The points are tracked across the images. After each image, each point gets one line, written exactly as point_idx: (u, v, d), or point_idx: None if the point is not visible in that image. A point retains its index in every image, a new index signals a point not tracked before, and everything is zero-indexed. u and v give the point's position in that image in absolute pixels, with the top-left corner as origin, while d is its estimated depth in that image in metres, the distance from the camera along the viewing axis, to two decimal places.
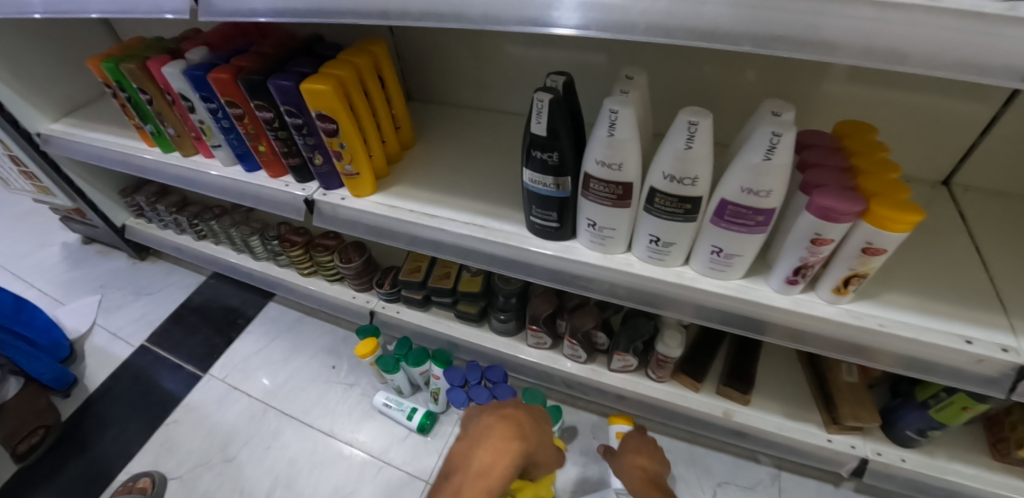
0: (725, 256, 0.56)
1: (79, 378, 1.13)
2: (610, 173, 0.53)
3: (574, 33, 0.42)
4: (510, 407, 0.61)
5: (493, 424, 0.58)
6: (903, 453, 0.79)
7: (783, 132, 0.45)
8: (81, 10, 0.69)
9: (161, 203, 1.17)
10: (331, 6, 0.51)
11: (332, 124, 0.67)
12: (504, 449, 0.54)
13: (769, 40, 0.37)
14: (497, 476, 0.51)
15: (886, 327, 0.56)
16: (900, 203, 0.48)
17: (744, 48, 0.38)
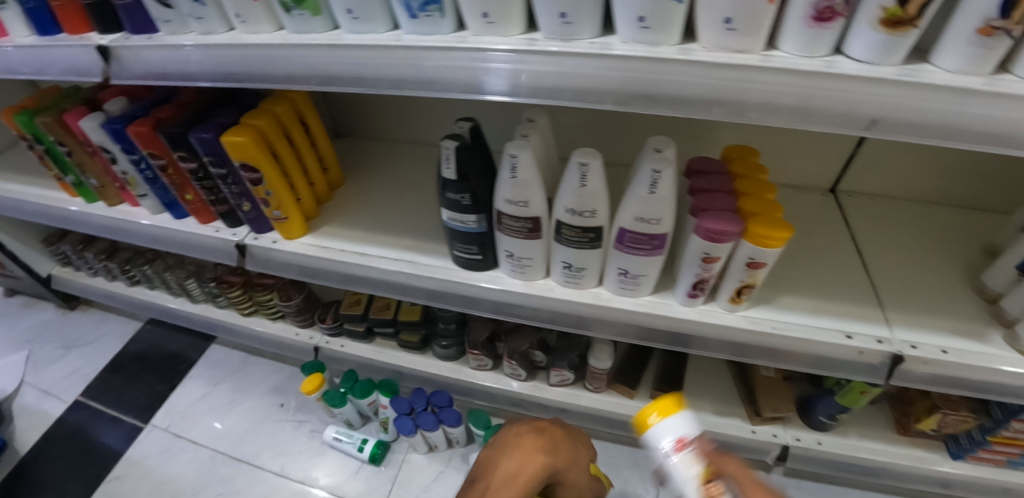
0: (632, 276, 0.61)
1: (7, 442, 1.06)
2: (518, 210, 0.57)
3: (463, 92, 0.46)
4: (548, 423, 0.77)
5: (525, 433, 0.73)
6: (819, 437, 0.87)
7: (661, 169, 0.50)
8: (7, 68, 0.68)
9: (89, 251, 1.13)
10: (242, 66, 0.53)
11: (255, 173, 0.68)
12: (531, 458, 0.68)
13: (628, 98, 0.43)
14: (524, 479, 0.65)
15: (778, 330, 0.63)
16: (772, 222, 0.54)
17: (607, 106, 0.43)
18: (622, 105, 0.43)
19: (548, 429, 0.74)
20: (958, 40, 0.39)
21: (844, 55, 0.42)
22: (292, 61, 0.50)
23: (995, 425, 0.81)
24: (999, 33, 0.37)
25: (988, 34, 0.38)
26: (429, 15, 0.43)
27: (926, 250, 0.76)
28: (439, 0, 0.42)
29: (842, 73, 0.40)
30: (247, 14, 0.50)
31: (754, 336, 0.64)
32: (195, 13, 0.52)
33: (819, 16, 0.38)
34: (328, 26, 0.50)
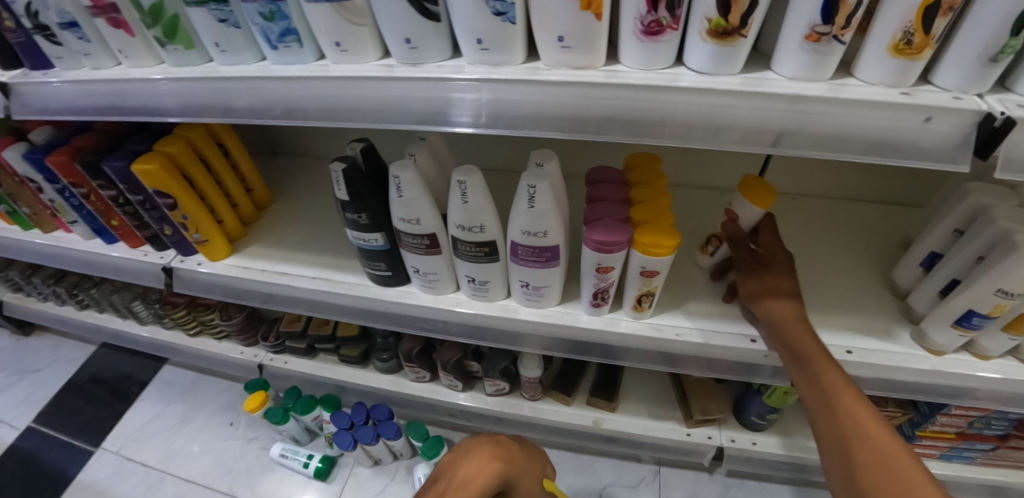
0: (534, 288, 0.62)
1: None
2: (412, 227, 0.58)
3: (330, 119, 0.47)
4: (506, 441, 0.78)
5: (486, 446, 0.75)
6: (754, 436, 0.88)
7: (535, 183, 0.51)
8: None
9: (36, 276, 1.12)
10: (130, 97, 0.54)
11: (169, 198, 0.69)
12: (488, 463, 0.69)
13: (482, 119, 0.44)
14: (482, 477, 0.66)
15: (682, 336, 0.64)
16: (662, 230, 0.55)
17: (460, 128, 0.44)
18: (476, 126, 0.44)
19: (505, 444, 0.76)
20: (791, 47, 0.38)
21: (685, 65, 0.41)
22: (174, 91, 0.52)
23: (921, 417, 0.84)
24: (826, 39, 0.36)
25: (816, 40, 0.36)
26: (288, 45, 0.45)
27: (840, 247, 0.79)
28: (295, 32, 0.45)
29: (678, 86, 0.39)
30: (127, 50, 0.52)
31: (659, 343, 0.65)
32: (82, 49, 0.54)
33: (647, 30, 0.38)
34: (205, 58, 0.52)
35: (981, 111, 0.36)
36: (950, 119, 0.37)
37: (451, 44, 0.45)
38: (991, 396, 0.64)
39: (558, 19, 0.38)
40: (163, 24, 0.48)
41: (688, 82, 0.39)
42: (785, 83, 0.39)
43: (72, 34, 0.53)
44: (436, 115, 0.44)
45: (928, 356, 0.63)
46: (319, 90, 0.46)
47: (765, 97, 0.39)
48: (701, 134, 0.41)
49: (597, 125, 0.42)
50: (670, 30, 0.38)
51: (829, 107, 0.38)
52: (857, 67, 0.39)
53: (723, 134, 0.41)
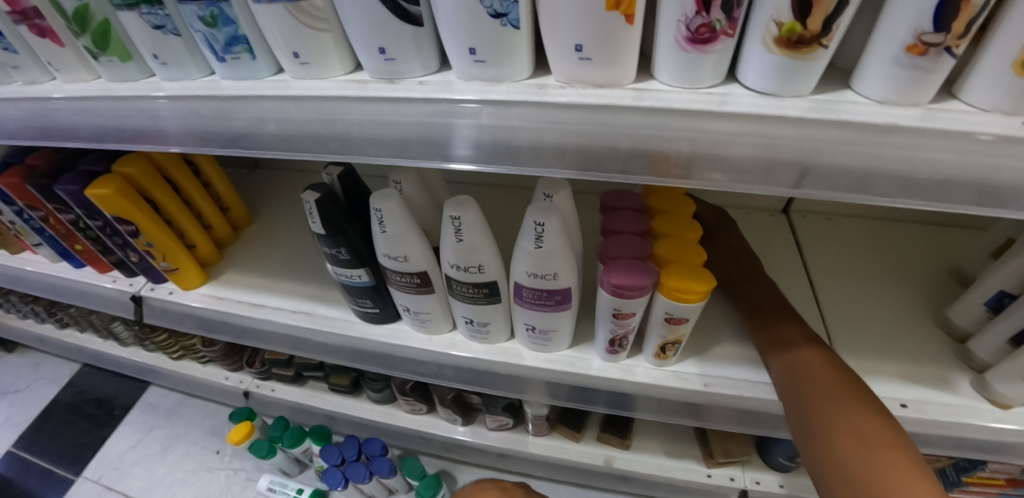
0: (540, 332, 0.54)
1: None
2: (398, 265, 0.49)
3: (294, 147, 0.39)
4: (512, 482, 0.74)
5: (489, 489, 0.72)
6: (782, 479, 0.80)
7: (543, 220, 0.42)
8: None
9: (13, 294, 1.05)
10: (67, 117, 0.46)
11: (130, 225, 0.61)
12: None
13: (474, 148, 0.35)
14: None
15: (710, 387, 0.55)
16: (691, 271, 0.47)
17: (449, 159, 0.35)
18: (462, 159, 0.35)
19: (509, 487, 0.72)
20: (879, 60, 0.29)
21: (737, 82, 0.32)
22: (114, 111, 0.44)
23: (968, 463, 0.75)
24: (936, 51, 0.27)
25: (920, 53, 0.27)
26: (237, 56, 0.38)
27: (885, 275, 0.70)
28: (245, 40, 0.37)
29: (724, 112, 0.31)
30: (58, 62, 0.45)
31: (685, 394, 0.56)
32: (10, 61, 0.47)
33: (694, 37, 0.29)
34: (147, 72, 0.44)
35: None
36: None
37: (438, 56, 0.36)
38: None
39: (571, 23, 0.29)
40: (92, 32, 0.40)
41: (741, 105, 0.31)
42: (869, 108, 0.30)
43: None
44: (409, 146, 0.36)
45: (993, 410, 0.54)
46: (280, 112, 0.38)
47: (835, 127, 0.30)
48: (749, 171, 0.32)
49: (621, 157, 0.34)
50: (726, 37, 0.29)
51: (913, 142, 0.30)
52: (964, 87, 0.30)
53: (776, 174, 0.32)
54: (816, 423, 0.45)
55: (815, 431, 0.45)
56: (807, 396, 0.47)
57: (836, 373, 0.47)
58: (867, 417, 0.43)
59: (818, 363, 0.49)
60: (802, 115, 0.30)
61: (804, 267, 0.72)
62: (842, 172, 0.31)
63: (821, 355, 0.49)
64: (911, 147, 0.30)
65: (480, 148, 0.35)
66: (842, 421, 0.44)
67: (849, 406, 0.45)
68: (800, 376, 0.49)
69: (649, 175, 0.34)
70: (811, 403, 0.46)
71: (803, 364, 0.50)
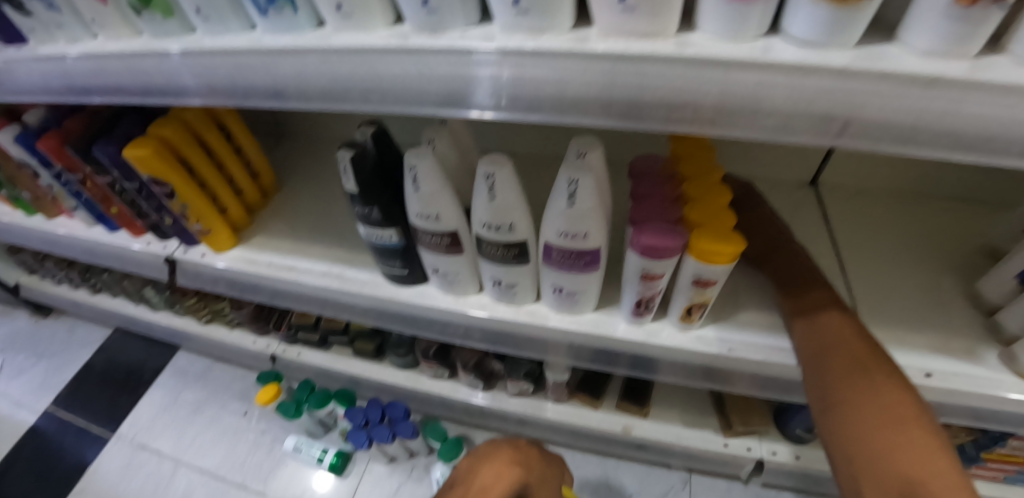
0: (568, 294, 0.55)
1: None
2: (430, 224, 0.50)
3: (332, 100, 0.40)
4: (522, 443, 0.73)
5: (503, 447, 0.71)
6: (798, 450, 0.82)
7: (577, 178, 0.43)
8: None
9: (48, 260, 1.08)
10: (109, 76, 0.47)
11: (165, 186, 0.62)
12: (506, 472, 0.64)
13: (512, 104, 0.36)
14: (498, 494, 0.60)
15: (735, 351, 0.56)
16: (721, 234, 0.47)
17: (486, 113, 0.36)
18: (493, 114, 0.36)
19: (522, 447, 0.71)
20: (930, 12, 0.29)
21: (780, 32, 0.32)
22: (156, 69, 0.45)
23: (989, 439, 0.76)
24: (985, 2, 0.26)
25: (969, 4, 0.26)
26: (279, 10, 0.38)
27: (914, 251, 0.69)
28: None
29: (765, 62, 0.31)
30: (101, 19, 0.46)
31: (707, 357, 0.58)
32: (53, 20, 0.48)
33: None
34: (187, 29, 0.45)
35: None
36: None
37: (479, 9, 0.36)
38: None
39: None
40: None
41: (784, 56, 0.31)
42: (914, 60, 0.30)
43: (40, 4, 0.47)
44: (455, 95, 0.37)
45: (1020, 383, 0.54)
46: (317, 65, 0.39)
47: (877, 79, 0.30)
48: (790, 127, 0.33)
49: (660, 111, 0.34)
50: None
51: (964, 97, 0.29)
52: (1015, 40, 0.29)
53: (819, 128, 0.32)
54: (839, 387, 0.46)
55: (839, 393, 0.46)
56: (832, 365, 0.48)
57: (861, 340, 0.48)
58: (891, 387, 0.44)
59: (847, 330, 0.49)
60: (849, 67, 0.30)
61: (831, 241, 0.71)
62: (887, 127, 0.31)
63: (850, 321, 0.50)
64: (962, 104, 0.29)
65: (523, 99, 0.36)
66: (865, 391, 0.44)
67: (875, 378, 0.45)
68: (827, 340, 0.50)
69: (686, 129, 0.34)
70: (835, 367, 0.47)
71: (830, 330, 0.50)
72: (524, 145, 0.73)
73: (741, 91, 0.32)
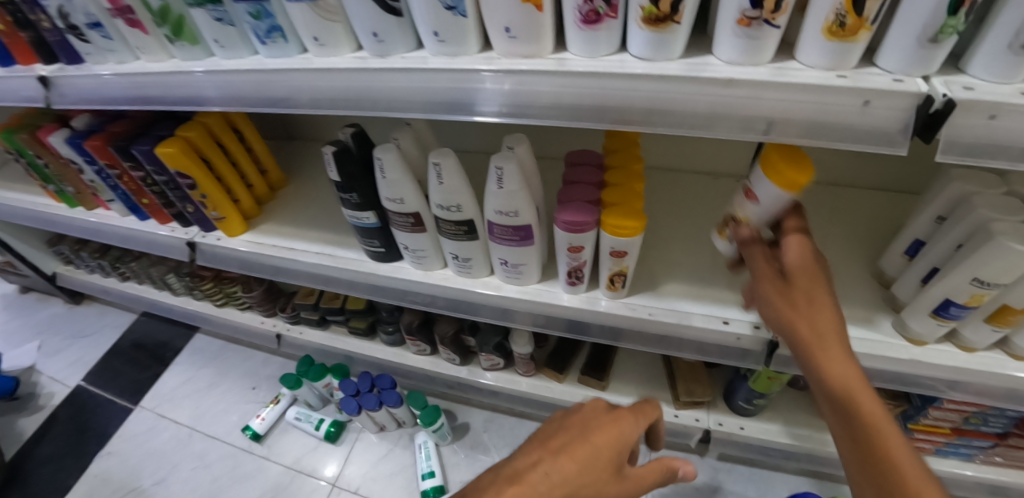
0: (512, 265, 0.66)
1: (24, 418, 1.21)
2: (397, 206, 0.62)
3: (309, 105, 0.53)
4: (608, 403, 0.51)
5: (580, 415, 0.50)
6: (743, 422, 0.92)
7: (501, 165, 0.53)
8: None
9: (83, 251, 1.23)
10: (150, 93, 0.62)
11: (188, 179, 0.76)
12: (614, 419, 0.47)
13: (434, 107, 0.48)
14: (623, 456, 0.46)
15: (654, 316, 0.67)
16: (627, 211, 0.58)
17: (417, 114, 0.49)
18: (483, 113, 0.46)
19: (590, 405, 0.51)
20: (726, 32, 0.39)
21: (629, 52, 0.43)
22: (186, 83, 0.58)
23: (914, 410, 0.81)
24: (757, 23, 0.37)
25: (747, 25, 0.37)
26: (275, 40, 0.51)
27: (824, 232, 0.79)
28: (280, 29, 0.51)
29: (627, 70, 0.41)
30: (144, 46, 0.59)
31: (633, 320, 0.69)
32: (107, 46, 0.62)
33: (587, 19, 0.40)
34: (209, 53, 0.58)
35: (919, 93, 0.36)
36: (893, 104, 0.37)
37: (416, 38, 0.49)
38: (982, 391, 0.64)
39: (503, 12, 0.41)
40: (170, 23, 0.54)
41: (633, 68, 0.41)
42: (724, 68, 0.40)
43: (98, 34, 0.61)
44: (396, 103, 0.49)
45: (909, 346, 0.64)
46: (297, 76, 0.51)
47: (704, 84, 0.40)
48: (667, 119, 0.42)
49: (539, 109, 0.45)
50: (609, 19, 0.40)
51: (765, 91, 0.39)
52: (799, 51, 0.40)
53: (689, 120, 0.42)
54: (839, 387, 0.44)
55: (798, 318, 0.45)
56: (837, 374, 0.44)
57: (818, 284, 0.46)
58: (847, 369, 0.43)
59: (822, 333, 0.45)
60: (676, 73, 0.40)
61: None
62: (738, 118, 0.41)
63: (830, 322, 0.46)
64: (771, 95, 0.39)
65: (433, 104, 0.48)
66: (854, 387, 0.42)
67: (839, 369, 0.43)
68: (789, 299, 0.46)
69: (553, 123, 0.45)
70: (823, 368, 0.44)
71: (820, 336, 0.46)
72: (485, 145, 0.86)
73: (617, 94, 0.42)
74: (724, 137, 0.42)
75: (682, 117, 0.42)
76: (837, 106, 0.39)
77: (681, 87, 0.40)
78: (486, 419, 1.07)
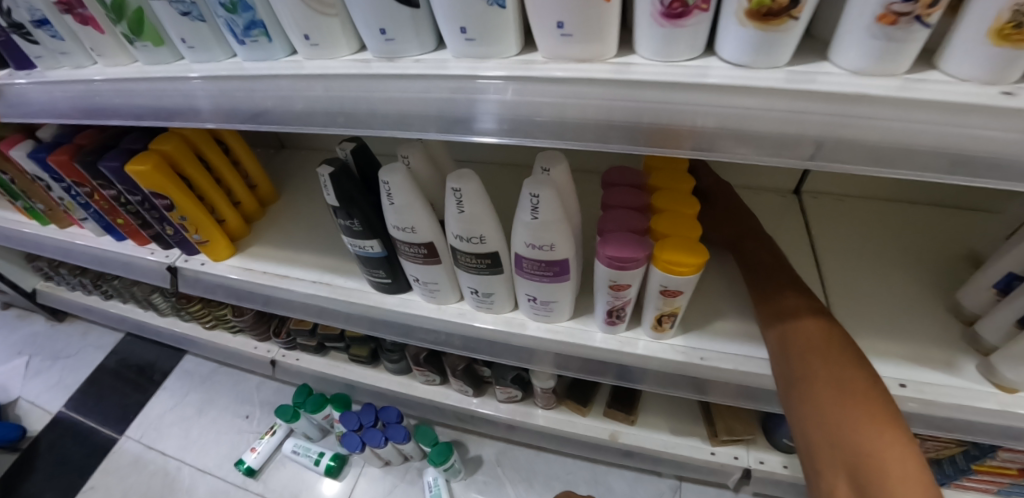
0: (542, 302, 0.57)
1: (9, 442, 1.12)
2: (407, 236, 0.52)
3: (297, 120, 0.43)
4: None
5: None
6: (785, 459, 0.81)
7: (539, 193, 0.44)
8: None
9: (62, 267, 1.14)
10: (110, 104, 0.52)
11: (166, 200, 0.66)
12: None
13: (453, 124, 0.38)
14: None
15: (706, 360, 0.57)
16: (684, 245, 0.49)
17: (432, 134, 0.39)
18: (481, 133, 0.38)
19: None
20: (852, 30, 0.29)
21: (717, 55, 0.33)
22: (154, 91, 0.49)
23: (978, 451, 0.71)
24: (906, 21, 0.27)
25: (891, 22, 0.27)
26: (255, 39, 0.42)
27: (889, 256, 0.68)
28: (261, 24, 0.41)
29: (712, 81, 0.32)
30: (101, 48, 0.50)
31: (681, 365, 0.59)
32: (58, 48, 0.52)
33: (669, 12, 0.30)
34: (178, 55, 0.49)
35: None
36: None
37: (435, 35, 0.39)
38: None
39: (552, 3, 0.31)
40: (128, 19, 0.44)
41: (719, 78, 0.32)
42: (844, 79, 0.31)
43: (46, 33, 0.51)
44: (410, 119, 0.39)
45: (998, 395, 0.52)
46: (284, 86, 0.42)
47: (815, 97, 0.30)
48: (757, 144, 0.33)
49: (592, 129, 0.36)
50: (699, 12, 0.30)
51: (888, 111, 0.30)
52: (943, 58, 0.30)
53: (790, 147, 0.33)
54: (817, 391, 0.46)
55: (797, 380, 0.48)
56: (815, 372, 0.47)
57: (830, 343, 0.48)
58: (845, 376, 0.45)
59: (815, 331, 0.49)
60: (777, 85, 0.31)
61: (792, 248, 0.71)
62: (857, 144, 0.32)
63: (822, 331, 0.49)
64: (900, 117, 0.30)
65: (450, 120, 0.38)
66: (826, 381, 0.46)
67: (828, 369, 0.46)
68: (803, 361, 0.48)
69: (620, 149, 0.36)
70: (813, 427, 0.45)
71: (800, 334, 0.50)
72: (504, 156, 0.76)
73: (687, 111, 0.33)
74: (829, 166, 0.32)
75: (779, 140, 0.33)
76: (1000, 132, 0.29)
77: (776, 101, 0.31)
78: (500, 452, 0.96)
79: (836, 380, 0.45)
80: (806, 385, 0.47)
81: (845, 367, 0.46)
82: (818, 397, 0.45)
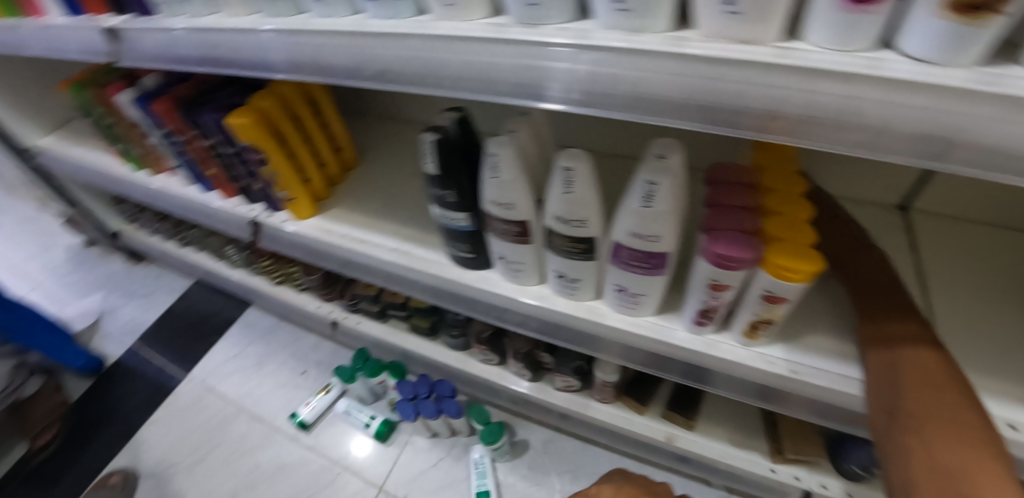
0: (630, 294, 0.55)
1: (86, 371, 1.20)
2: (505, 212, 0.52)
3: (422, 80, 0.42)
4: None
5: None
6: (850, 488, 0.76)
7: (658, 181, 0.43)
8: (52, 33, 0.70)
9: (145, 212, 1.20)
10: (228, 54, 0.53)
11: (261, 154, 0.67)
12: None
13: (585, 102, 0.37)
14: None
15: (798, 374, 0.54)
16: (801, 250, 0.46)
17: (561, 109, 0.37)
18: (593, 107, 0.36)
19: None
20: None
21: (897, 50, 0.29)
22: (271, 45, 0.49)
23: None
24: None
25: None
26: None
27: (1006, 286, 0.61)
28: None
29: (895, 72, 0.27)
30: None
31: (770, 377, 0.56)
32: None
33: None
34: (298, 10, 0.49)
35: None
36: None
37: (576, 4, 0.36)
38: None
39: None
40: None
41: (899, 72, 0.27)
42: None
43: None
44: (539, 87, 0.38)
45: None
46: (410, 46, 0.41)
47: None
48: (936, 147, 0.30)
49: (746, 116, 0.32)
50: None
51: None
52: None
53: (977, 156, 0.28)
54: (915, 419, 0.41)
55: (895, 409, 0.43)
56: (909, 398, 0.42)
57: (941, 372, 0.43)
58: (940, 404, 0.41)
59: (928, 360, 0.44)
60: (970, 87, 0.26)
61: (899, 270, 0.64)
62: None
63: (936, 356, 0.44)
64: None
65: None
66: (922, 407, 0.41)
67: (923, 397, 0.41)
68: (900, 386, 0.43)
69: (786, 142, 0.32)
70: (909, 460, 0.40)
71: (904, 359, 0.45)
72: (605, 143, 0.74)
73: (842, 105, 0.29)
74: None
75: (987, 152, 0.27)
76: None
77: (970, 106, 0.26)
78: (547, 440, 0.96)
79: (934, 409, 0.40)
80: (902, 413, 0.42)
81: (948, 397, 0.41)
82: (912, 425, 0.41)
